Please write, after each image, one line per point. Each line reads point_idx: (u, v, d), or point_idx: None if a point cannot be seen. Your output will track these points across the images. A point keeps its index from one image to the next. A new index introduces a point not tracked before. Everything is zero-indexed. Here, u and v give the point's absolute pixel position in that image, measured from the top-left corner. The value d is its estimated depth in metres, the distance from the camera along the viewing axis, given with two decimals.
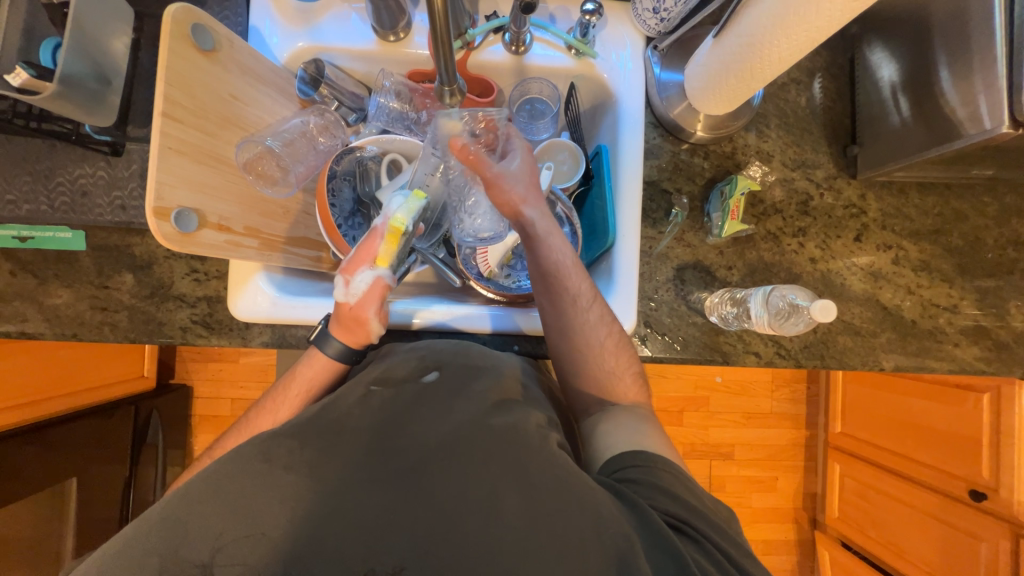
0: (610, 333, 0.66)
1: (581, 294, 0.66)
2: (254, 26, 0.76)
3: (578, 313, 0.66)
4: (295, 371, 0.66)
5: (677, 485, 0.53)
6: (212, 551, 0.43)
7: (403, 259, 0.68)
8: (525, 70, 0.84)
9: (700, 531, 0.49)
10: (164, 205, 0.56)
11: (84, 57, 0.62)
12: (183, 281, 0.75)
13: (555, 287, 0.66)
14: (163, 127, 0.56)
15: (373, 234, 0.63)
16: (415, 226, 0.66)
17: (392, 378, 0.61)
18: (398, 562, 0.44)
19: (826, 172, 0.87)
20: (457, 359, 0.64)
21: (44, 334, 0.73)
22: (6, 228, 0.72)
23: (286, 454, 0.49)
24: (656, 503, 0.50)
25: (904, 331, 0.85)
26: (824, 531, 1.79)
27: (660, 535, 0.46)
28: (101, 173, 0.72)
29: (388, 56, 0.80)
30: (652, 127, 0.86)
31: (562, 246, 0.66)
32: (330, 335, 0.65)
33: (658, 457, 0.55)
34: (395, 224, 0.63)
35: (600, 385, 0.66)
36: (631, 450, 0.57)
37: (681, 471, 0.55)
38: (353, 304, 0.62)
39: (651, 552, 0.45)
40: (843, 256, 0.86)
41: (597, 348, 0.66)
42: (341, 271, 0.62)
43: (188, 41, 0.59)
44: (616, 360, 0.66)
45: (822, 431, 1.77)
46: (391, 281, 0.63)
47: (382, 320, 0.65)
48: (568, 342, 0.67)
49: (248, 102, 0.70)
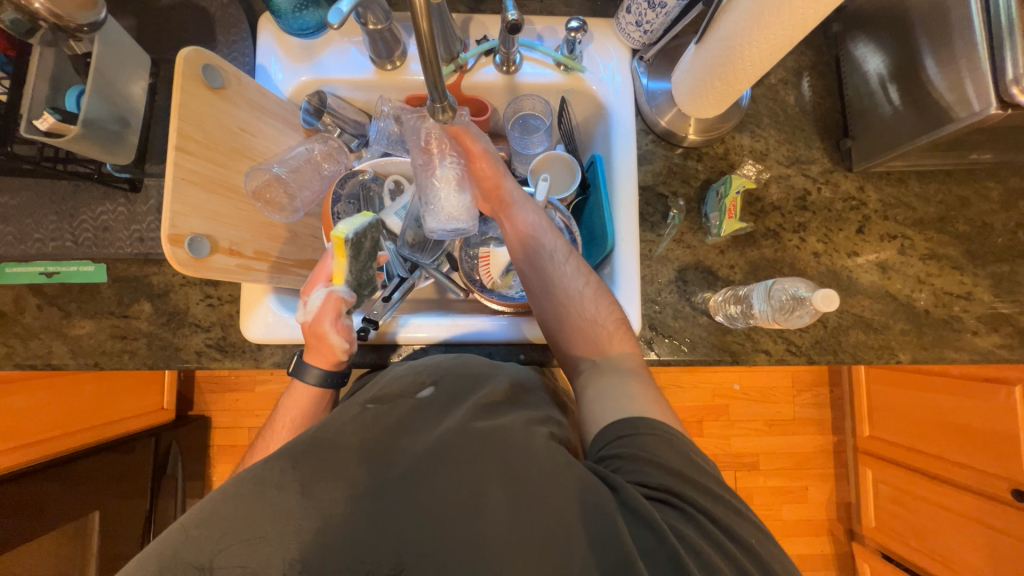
0: (588, 282, 0.67)
1: (555, 250, 0.68)
2: (260, 64, 0.81)
3: (554, 266, 0.67)
4: (282, 407, 0.68)
5: (661, 449, 0.51)
6: (211, 554, 0.44)
7: (363, 276, 0.73)
8: (517, 88, 0.87)
9: (683, 501, 0.49)
10: (178, 232, 0.60)
11: (107, 101, 0.67)
12: (198, 306, 0.78)
13: (530, 245, 0.69)
14: (177, 160, 0.60)
15: (327, 255, 0.70)
16: (363, 239, 0.70)
17: (389, 396, 0.62)
18: (398, 561, 0.45)
19: (822, 167, 0.87)
20: (454, 371, 0.66)
21: (68, 365, 0.76)
22: (32, 265, 0.76)
23: (291, 466, 0.50)
24: (640, 477, 0.50)
25: (918, 322, 0.84)
26: (862, 542, 1.70)
27: (639, 510, 0.47)
28: (122, 209, 0.76)
29: (386, 84, 0.84)
30: (644, 134, 0.88)
31: (532, 208, 0.71)
32: (307, 365, 0.68)
33: (641, 422, 0.53)
34: (337, 235, 0.66)
35: (584, 337, 0.64)
36: (615, 422, 0.55)
37: (666, 429, 0.53)
38: (311, 321, 0.66)
39: (632, 529, 0.47)
40: (848, 249, 0.85)
41: (577, 298, 0.65)
42: (301, 295, 0.69)
43: (199, 80, 0.64)
44: (598, 309, 0.65)
45: (849, 435, 1.71)
46: (347, 296, 0.68)
47: (345, 336, 0.67)
48: (550, 300, 0.66)
49: (256, 134, 0.74)
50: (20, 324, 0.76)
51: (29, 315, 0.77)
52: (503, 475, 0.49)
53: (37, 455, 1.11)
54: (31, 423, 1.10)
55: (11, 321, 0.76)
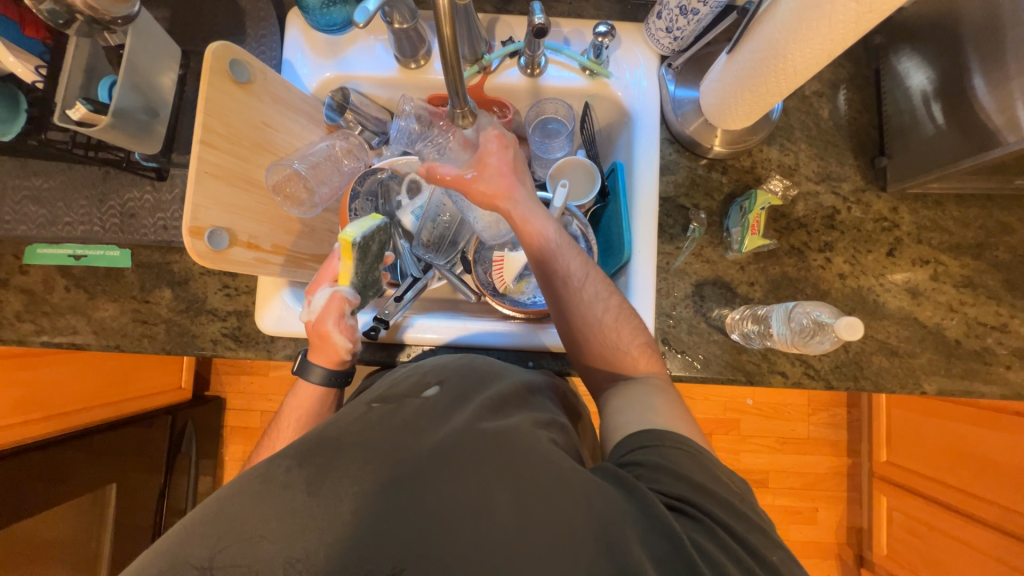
0: (608, 308, 0.65)
1: (573, 274, 0.65)
2: (286, 59, 0.82)
3: (572, 294, 0.65)
4: (286, 406, 0.69)
5: (684, 462, 0.52)
6: (210, 553, 0.44)
7: (369, 278, 0.73)
8: (541, 91, 0.86)
9: (704, 513, 0.48)
10: (199, 225, 0.61)
11: (136, 91, 0.68)
12: (215, 296, 0.80)
13: (546, 272, 0.66)
14: (200, 153, 0.61)
15: (333, 255, 0.70)
16: (370, 243, 0.70)
17: (395, 395, 0.62)
18: (399, 561, 0.44)
19: (854, 185, 0.84)
20: (459, 371, 0.66)
21: (91, 345, 0.79)
22: (61, 247, 0.79)
23: (291, 467, 0.50)
24: (660, 485, 0.50)
25: (947, 352, 0.80)
26: (871, 569, 1.65)
27: (656, 518, 0.47)
28: (148, 197, 0.78)
29: (409, 82, 0.84)
30: (668, 143, 0.86)
31: (546, 227, 0.66)
32: (311, 364, 0.69)
33: (665, 433, 0.54)
34: (344, 239, 0.65)
35: (607, 363, 0.66)
36: (639, 431, 0.56)
37: (691, 444, 0.54)
38: (315, 320, 0.67)
39: (646, 537, 0.46)
40: (875, 271, 0.82)
41: (597, 326, 0.65)
42: (306, 293, 0.69)
43: (226, 75, 0.65)
44: (619, 335, 0.65)
45: (865, 459, 1.66)
46: (351, 296, 0.68)
47: (348, 336, 0.68)
48: (568, 323, 0.67)
49: (279, 129, 0.75)
50: (49, 303, 0.79)
51: (57, 295, 0.79)
52: (505, 483, 0.49)
53: (47, 431, 1.12)
54: (40, 399, 1.13)
55: (40, 300, 0.79)
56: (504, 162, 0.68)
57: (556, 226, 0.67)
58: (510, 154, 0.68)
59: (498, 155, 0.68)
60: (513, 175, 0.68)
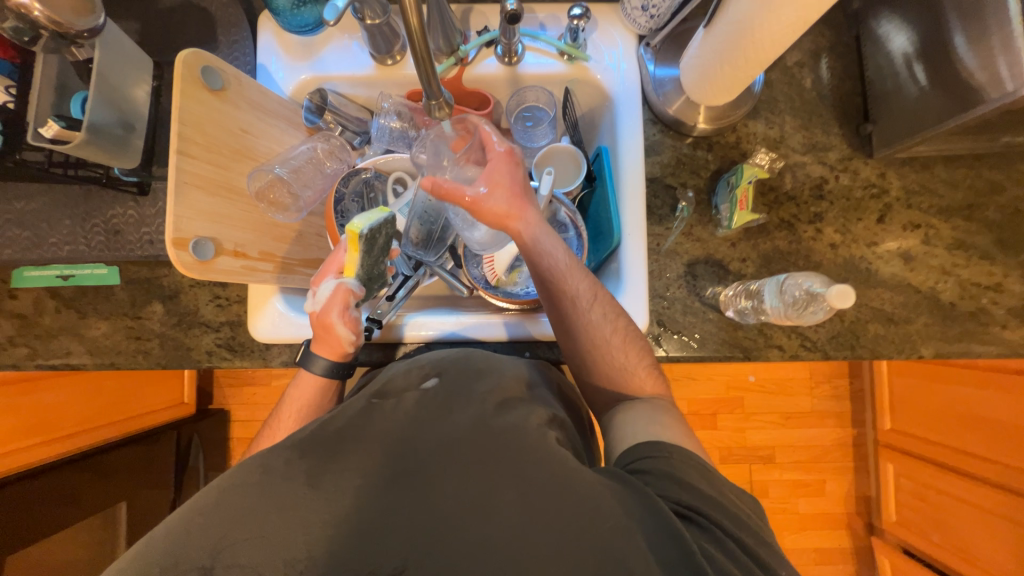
0: (616, 329, 0.65)
1: (580, 296, 0.65)
2: (261, 63, 0.81)
3: (580, 315, 0.65)
4: (286, 398, 0.69)
5: (691, 475, 0.51)
6: (213, 553, 0.44)
7: (374, 271, 0.72)
8: (520, 80, 0.85)
9: (710, 522, 0.47)
10: (182, 235, 0.60)
11: (109, 106, 0.67)
12: (207, 307, 0.79)
13: (554, 293, 0.65)
14: (179, 164, 0.61)
15: (340, 246, 0.70)
16: (377, 235, 0.69)
17: (392, 389, 0.62)
18: (400, 561, 0.44)
19: (840, 154, 0.83)
20: (457, 364, 0.65)
21: (86, 365, 0.79)
22: (49, 268, 0.78)
23: (292, 460, 0.51)
24: (668, 493, 0.49)
25: (943, 315, 0.80)
26: (882, 537, 1.67)
27: (663, 521, 0.46)
28: (131, 212, 0.78)
29: (386, 79, 0.83)
30: (651, 124, 0.85)
31: (554, 248, 0.64)
32: (313, 355, 0.68)
33: (673, 447, 0.54)
34: (352, 229, 0.64)
35: (611, 381, 0.66)
36: (647, 442, 0.55)
37: (699, 461, 0.53)
38: (320, 310, 0.66)
39: (655, 542, 0.45)
40: (867, 239, 0.82)
41: (604, 347, 0.65)
42: (312, 284, 0.68)
43: (199, 82, 0.64)
44: (626, 356, 0.65)
45: (870, 428, 1.67)
46: (356, 288, 0.67)
47: (352, 328, 0.67)
48: (574, 342, 0.67)
49: (258, 135, 0.74)
50: (40, 326, 0.79)
51: (48, 318, 0.79)
52: (504, 474, 0.49)
53: (39, 458, 1.10)
54: (30, 425, 1.09)
55: (31, 324, 0.79)
56: (514, 179, 0.65)
57: (564, 248, 0.65)
58: (520, 172, 0.66)
59: (508, 171, 0.65)
60: (523, 194, 0.65)
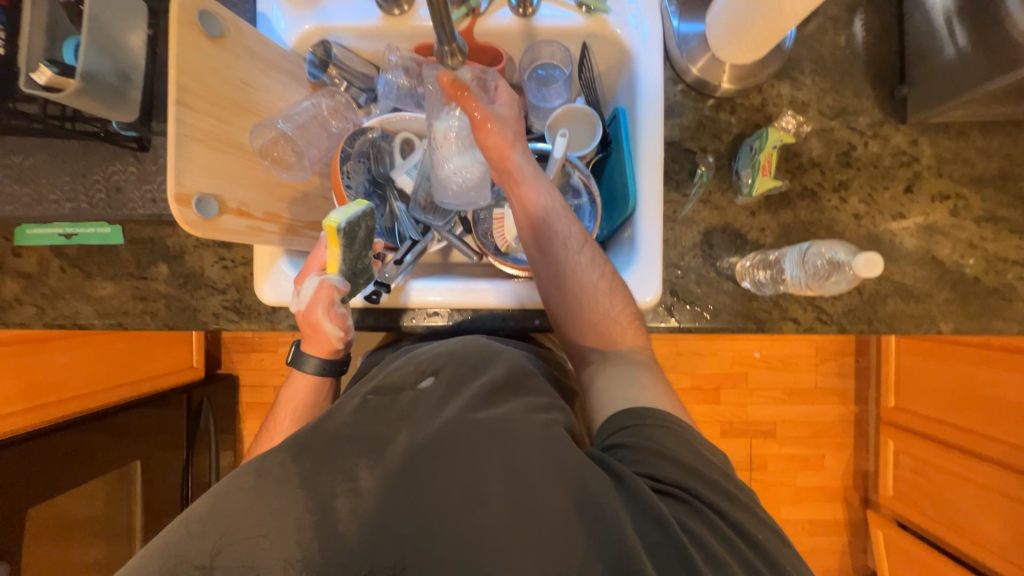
0: (603, 274, 0.66)
1: (570, 238, 0.66)
2: (261, 12, 0.77)
3: (569, 256, 0.66)
4: (282, 398, 0.69)
5: (669, 442, 0.53)
6: (211, 554, 0.45)
7: (360, 266, 0.68)
8: (534, 34, 0.80)
9: (693, 495, 0.49)
10: (185, 191, 0.58)
11: (102, 53, 0.64)
12: (212, 269, 0.78)
13: (545, 234, 0.66)
14: (178, 115, 0.58)
15: (322, 241, 0.67)
16: (357, 227, 0.66)
17: (389, 386, 0.61)
18: (397, 561, 0.45)
19: (871, 119, 0.79)
20: (453, 360, 0.64)
21: (94, 325, 0.78)
22: (51, 226, 0.77)
23: (286, 462, 0.52)
24: (647, 468, 0.51)
25: (965, 291, 0.77)
26: (877, 510, 1.69)
27: (648, 506, 0.48)
28: (131, 169, 0.75)
29: (393, 31, 0.78)
30: (673, 84, 0.81)
31: (547, 190, 0.66)
32: (305, 354, 0.68)
33: (649, 412, 0.55)
34: (329, 224, 0.62)
35: (596, 330, 0.66)
36: (625, 410, 0.57)
37: (675, 423, 0.55)
38: (305, 309, 0.66)
39: (639, 522, 0.47)
40: (892, 210, 0.78)
41: (591, 291, 0.65)
42: (295, 283, 0.67)
43: (196, 28, 0.60)
44: (611, 302, 0.66)
45: (873, 407, 1.68)
46: (340, 285, 0.66)
47: (339, 324, 0.66)
48: (560, 289, 0.66)
49: (259, 88, 0.71)
50: (46, 285, 0.78)
51: (53, 277, 0.78)
52: (495, 463, 0.50)
53: (56, 416, 1.12)
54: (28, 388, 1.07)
55: (37, 282, 0.78)
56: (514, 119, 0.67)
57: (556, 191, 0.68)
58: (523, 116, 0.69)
59: (512, 109, 0.68)
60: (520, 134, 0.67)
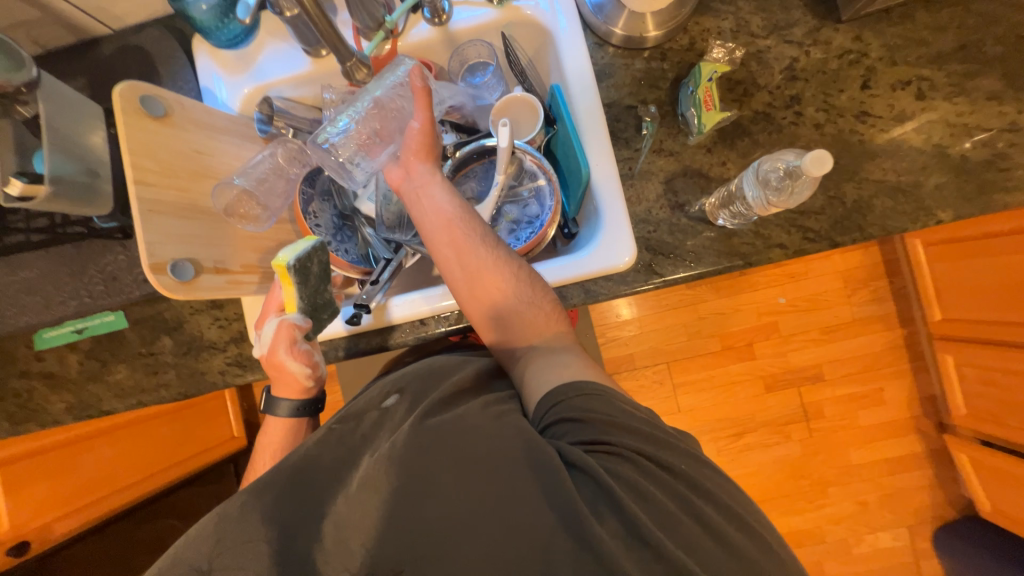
0: (521, 267, 0.64)
1: (486, 235, 0.64)
2: (204, 86, 0.82)
3: (486, 253, 0.63)
4: (258, 446, 0.69)
5: (593, 406, 0.54)
6: (210, 558, 0.48)
7: (319, 300, 0.71)
8: (456, 38, 0.83)
9: (619, 447, 0.51)
10: (158, 261, 0.62)
11: (70, 156, 0.69)
12: (210, 330, 0.82)
13: (458, 234, 0.63)
14: (138, 193, 0.62)
15: (277, 282, 0.69)
16: (310, 263, 0.68)
17: (353, 414, 0.63)
18: (397, 562, 0.47)
19: (807, 27, 0.77)
20: (418, 376, 0.67)
21: (117, 407, 0.83)
22: (63, 325, 0.83)
23: (247, 500, 0.51)
24: (575, 436, 0.52)
25: (956, 171, 0.73)
26: (955, 433, 1.58)
27: (585, 470, 0.50)
28: (122, 256, 0.81)
29: (325, 72, 0.83)
30: (599, 48, 0.81)
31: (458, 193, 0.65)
32: (278, 398, 0.70)
33: (569, 386, 0.56)
34: (278, 264, 0.65)
35: (520, 325, 0.63)
36: (547, 392, 0.57)
37: (596, 387, 0.56)
38: (268, 351, 0.68)
39: (578, 483, 0.50)
40: (854, 109, 0.75)
41: (510, 285, 0.62)
42: (257, 327, 0.70)
43: (141, 112, 0.65)
44: (532, 294, 0.63)
45: (922, 325, 1.58)
46: (300, 322, 0.68)
47: (303, 361, 0.68)
48: (477, 288, 0.63)
49: (213, 153, 0.75)
50: (69, 380, 0.84)
51: (74, 371, 0.84)
52: (446, 458, 0.52)
53: (108, 506, 1.18)
54: (56, 495, 1.07)
55: (61, 379, 0.84)
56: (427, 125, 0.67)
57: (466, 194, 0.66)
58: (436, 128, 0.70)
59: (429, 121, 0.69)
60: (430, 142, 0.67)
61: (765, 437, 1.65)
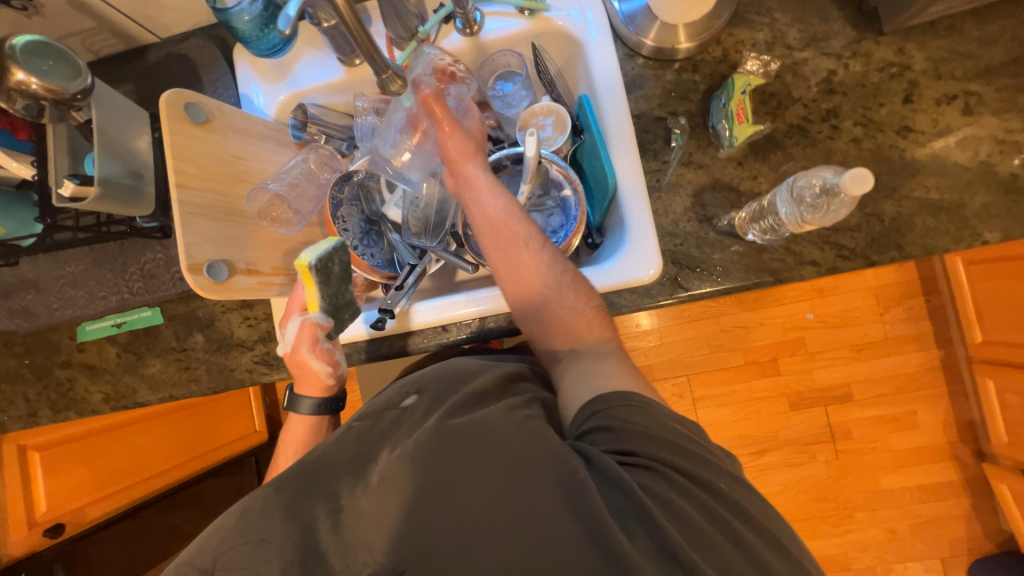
0: (565, 271, 0.64)
1: (530, 237, 0.64)
2: (243, 93, 0.85)
3: (531, 254, 0.63)
4: (280, 443, 0.71)
5: (634, 417, 0.53)
6: (213, 557, 0.50)
7: (341, 300, 0.72)
8: (486, 48, 0.84)
9: (649, 459, 0.50)
10: (196, 262, 0.65)
11: (118, 159, 0.73)
12: (240, 328, 0.85)
13: (504, 234, 0.64)
14: (179, 196, 0.65)
15: (300, 283, 0.71)
16: (331, 263, 0.70)
17: (370, 411, 0.63)
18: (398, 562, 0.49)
19: (846, 39, 0.75)
20: (435, 376, 0.65)
21: (151, 399, 0.87)
22: (104, 319, 0.87)
23: (270, 493, 0.52)
24: (613, 445, 0.52)
25: (1005, 190, 0.70)
26: (994, 462, 1.49)
27: (617, 480, 0.49)
28: (160, 255, 0.84)
29: (357, 81, 0.85)
30: (629, 59, 0.81)
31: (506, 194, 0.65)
32: (300, 397, 0.71)
33: (611, 395, 0.55)
34: (301, 264, 0.67)
35: (561, 327, 0.63)
36: (589, 401, 0.57)
37: (639, 399, 0.55)
38: (292, 350, 0.69)
39: (607, 492, 0.49)
40: (894, 124, 0.73)
41: (554, 287, 0.63)
42: (282, 327, 0.72)
43: (184, 118, 0.68)
44: (575, 298, 0.63)
45: (960, 347, 1.51)
46: (322, 321, 0.70)
47: (325, 360, 0.69)
48: (521, 287, 0.64)
49: (249, 157, 0.78)
50: (107, 372, 0.88)
51: (112, 363, 0.88)
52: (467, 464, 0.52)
53: (136, 494, 1.23)
54: (85, 482, 1.14)
55: (99, 370, 0.88)
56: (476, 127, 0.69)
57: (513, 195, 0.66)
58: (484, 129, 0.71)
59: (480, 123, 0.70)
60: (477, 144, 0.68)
61: (788, 457, 1.59)
